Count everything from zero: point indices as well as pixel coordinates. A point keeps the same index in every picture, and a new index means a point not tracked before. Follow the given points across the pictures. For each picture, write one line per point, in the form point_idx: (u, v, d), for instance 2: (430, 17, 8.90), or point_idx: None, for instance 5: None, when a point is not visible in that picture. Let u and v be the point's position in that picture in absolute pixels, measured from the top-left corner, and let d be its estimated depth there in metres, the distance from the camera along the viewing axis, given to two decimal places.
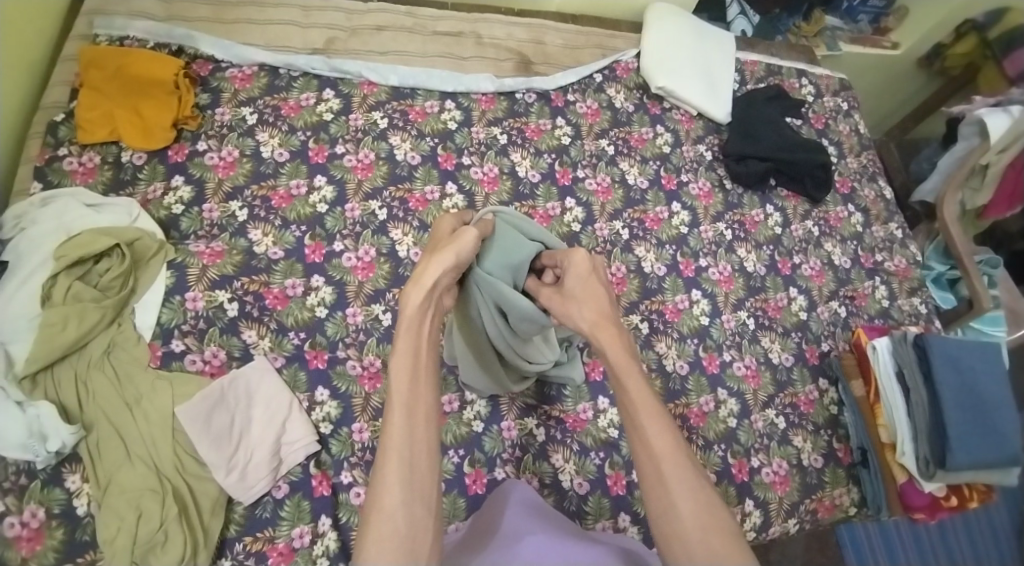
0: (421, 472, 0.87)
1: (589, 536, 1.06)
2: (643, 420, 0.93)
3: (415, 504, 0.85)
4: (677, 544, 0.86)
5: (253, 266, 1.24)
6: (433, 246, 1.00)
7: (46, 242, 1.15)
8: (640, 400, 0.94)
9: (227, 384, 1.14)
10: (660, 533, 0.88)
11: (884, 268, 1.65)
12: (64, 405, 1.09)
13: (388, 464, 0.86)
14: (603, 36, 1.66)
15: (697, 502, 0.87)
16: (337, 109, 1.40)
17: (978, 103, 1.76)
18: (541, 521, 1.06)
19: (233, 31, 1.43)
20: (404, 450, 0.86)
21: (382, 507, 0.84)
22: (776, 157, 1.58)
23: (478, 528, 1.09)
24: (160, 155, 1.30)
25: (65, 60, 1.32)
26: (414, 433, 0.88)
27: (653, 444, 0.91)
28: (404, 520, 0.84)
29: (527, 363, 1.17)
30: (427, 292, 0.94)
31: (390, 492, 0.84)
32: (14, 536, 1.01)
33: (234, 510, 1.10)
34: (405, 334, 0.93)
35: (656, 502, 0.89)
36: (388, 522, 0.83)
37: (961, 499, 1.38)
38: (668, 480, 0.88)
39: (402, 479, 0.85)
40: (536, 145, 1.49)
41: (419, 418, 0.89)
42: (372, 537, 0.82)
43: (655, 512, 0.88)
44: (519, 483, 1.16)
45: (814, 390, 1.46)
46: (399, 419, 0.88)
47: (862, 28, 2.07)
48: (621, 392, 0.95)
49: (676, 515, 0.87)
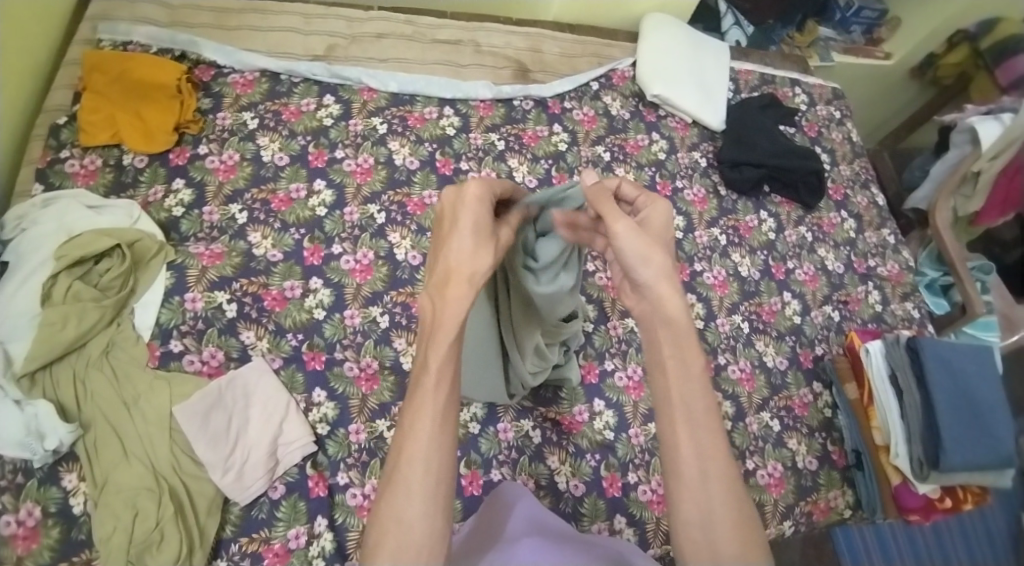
0: (445, 480, 0.78)
1: (586, 542, 1.05)
2: (694, 416, 0.84)
3: (436, 515, 0.76)
4: (707, 556, 0.80)
5: (252, 268, 1.25)
6: (474, 230, 0.86)
7: (47, 242, 1.16)
8: (695, 395, 0.84)
9: (225, 385, 1.15)
10: (691, 541, 0.81)
11: (877, 274, 1.66)
12: (62, 404, 1.10)
13: (411, 471, 0.77)
14: (599, 45, 1.69)
15: (740, 517, 0.80)
16: (336, 114, 1.42)
17: (969, 111, 1.78)
18: (539, 527, 1.05)
19: (234, 37, 1.45)
20: (430, 457, 0.77)
21: (400, 513, 0.76)
22: (769, 163, 1.61)
23: (474, 534, 1.08)
24: (161, 158, 1.31)
25: (69, 65, 1.34)
26: (443, 438, 0.79)
27: (702, 446, 0.82)
28: (423, 530, 0.76)
29: (530, 371, 1.18)
30: (471, 292, 0.84)
31: (410, 500, 0.76)
32: (10, 534, 1.01)
33: (231, 510, 1.11)
34: (441, 331, 0.82)
35: (693, 506, 0.81)
36: (407, 535, 0.75)
37: (955, 502, 1.38)
38: (713, 490, 0.80)
39: (426, 487, 0.77)
40: (533, 151, 1.51)
41: (448, 423, 0.80)
42: (388, 547, 0.75)
43: (688, 518, 0.81)
44: (525, 494, 1.15)
45: (809, 394, 1.47)
46: (426, 423, 0.79)
47: (855, 39, 2.11)
48: (675, 375, 0.85)
49: (715, 528, 0.80)
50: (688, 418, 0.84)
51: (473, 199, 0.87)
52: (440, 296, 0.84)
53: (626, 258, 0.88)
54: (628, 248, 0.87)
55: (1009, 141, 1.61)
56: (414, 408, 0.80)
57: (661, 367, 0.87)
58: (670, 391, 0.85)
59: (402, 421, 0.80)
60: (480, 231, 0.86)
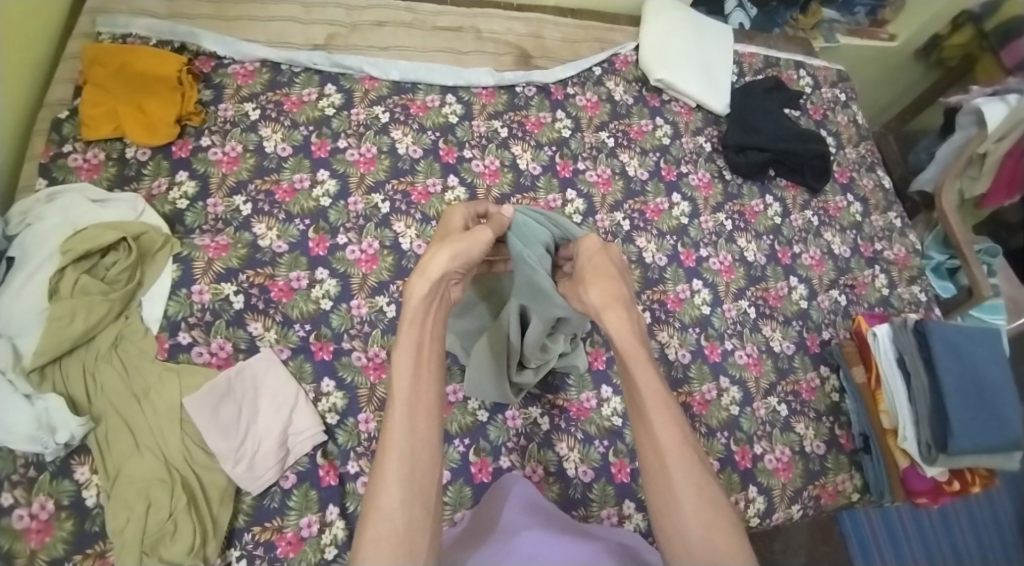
0: (420, 471, 0.87)
1: (585, 533, 1.07)
2: (653, 415, 0.94)
3: (414, 504, 0.85)
4: (677, 540, 0.88)
5: (258, 260, 1.25)
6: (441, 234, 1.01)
7: (52, 236, 1.16)
8: (650, 397, 0.95)
9: (234, 375, 1.15)
10: (661, 528, 0.89)
11: (884, 257, 1.66)
12: (72, 397, 1.10)
13: (387, 461, 0.86)
14: (601, 30, 1.68)
15: (702, 500, 0.89)
16: (338, 104, 1.41)
17: (975, 92, 1.76)
18: (540, 519, 1.07)
19: (234, 28, 1.44)
20: (405, 450, 0.87)
21: (380, 505, 0.84)
22: (776, 147, 1.59)
23: (476, 526, 1.09)
24: (164, 151, 1.31)
25: (69, 58, 1.33)
26: (417, 434, 0.89)
27: (661, 440, 0.92)
28: (402, 518, 0.84)
29: (532, 371, 1.21)
30: (427, 279, 0.94)
31: (389, 491, 0.85)
32: (23, 528, 1.01)
33: (242, 500, 1.11)
34: (409, 327, 0.94)
35: (659, 496, 0.90)
36: (387, 522, 0.83)
37: (963, 484, 1.39)
38: (674, 478, 0.90)
39: (402, 477, 0.86)
40: (536, 138, 1.50)
41: (421, 417, 0.90)
42: (370, 534, 0.83)
43: (657, 507, 0.90)
44: (518, 478, 1.16)
45: (816, 377, 1.47)
46: (400, 416, 0.89)
47: (858, 20, 2.08)
48: (630, 383, 0.97)
49: (680, 512, 0.88)
50: (648, 418, 0.94)
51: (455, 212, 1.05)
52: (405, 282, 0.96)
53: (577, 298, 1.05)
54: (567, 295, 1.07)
55: (1014, 125, 1.60)
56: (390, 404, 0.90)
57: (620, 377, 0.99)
58: (632, 395, 0.96)
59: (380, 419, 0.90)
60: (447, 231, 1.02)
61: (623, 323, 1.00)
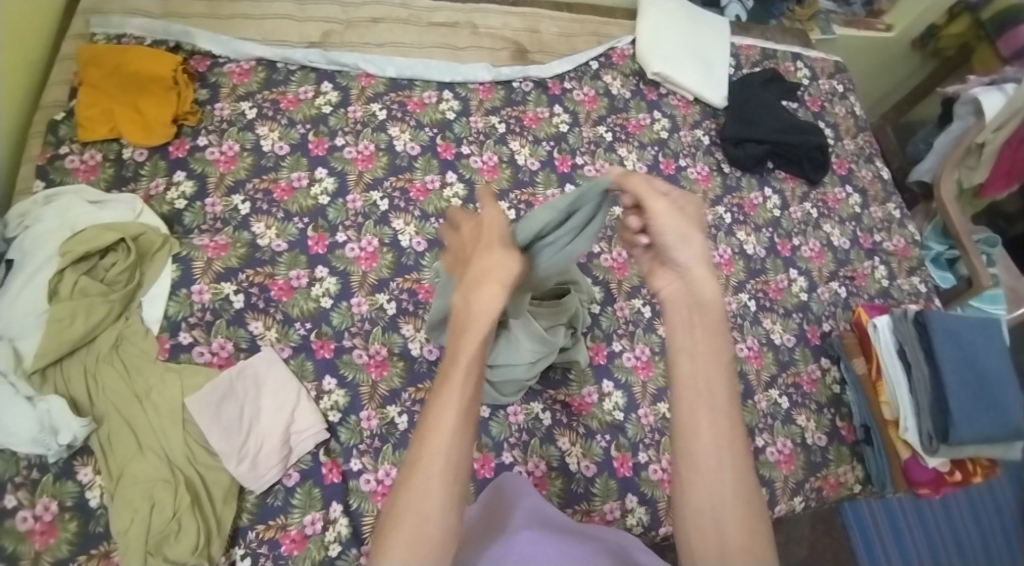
0: (461, 474, 0.84)
1: (583, 534, 1.05)
2: (707, 402, 0.89)
3: (451, 509, 0.82)
4: (711, 539, 0.84)
5: (258, 259, 1.25)
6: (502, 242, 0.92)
7: (50, 238, 1.16)
8: (715, 383, 0.90)
9: (235, 375, 1.15)
10: (696, 527, 0.85)
11: (883, 248, 1.66)
12: (74, 399, 1.10)
13: (431, 465, 0.83)
14: (598, 24, 1.68)
15: (747, 508, 0.85)
16: (335, 102, 1.41)
17: (972, 82, 1.76)
18: (543, 521, 1.05)
19: (230, 26, 1.43)
20: (450, 452, 0.83)
21: (416, 504, 0.81)
22: (773, 139, 1.59)
23: (484, 520, 1.07)
24: (161, 151, 1.30)
25: (64, 60, 1.33)
26: (462, 432, 0.85)
27: (712, 431, 0.87)
28: (437, 522, 0.81)
29: (527, 363, 1.17)
30: (503, 294, 0.88)
31: (429, 492, 0.82)
32: (27, 530, 1.01)
33: (246, 499, 1.11)
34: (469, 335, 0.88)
35: (705, 493, 0.85)
36: (423, 522, 0.81)
37: (965, 474, 1.39)
38: (724, 478, 0.85)
39: (444, 479, 0.83)
40: (534, 133, 1.49)
41: (467, 419, 0.86)
42: (402, 538, 0.80)
43: (698, 504, 0.85)
44: (520, 478, 1.15)
45: (816, 369, 1.47)
46: (450, 420, 0.85)
47: (855, 11, 2.08)
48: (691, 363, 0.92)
49: (722, 514, 0.84)
50: (709, 404, 0.89)
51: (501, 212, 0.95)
52: (475, 291, 0.89)
53: (665, 237, 0.94)
54: (668, 234, 0.94)
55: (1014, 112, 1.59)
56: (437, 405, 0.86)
57: (681, 353, 0.93)
58: (694, 376, 0.90)
59: (424, 420, 0.86)
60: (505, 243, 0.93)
61: (704, 287, 0.94)
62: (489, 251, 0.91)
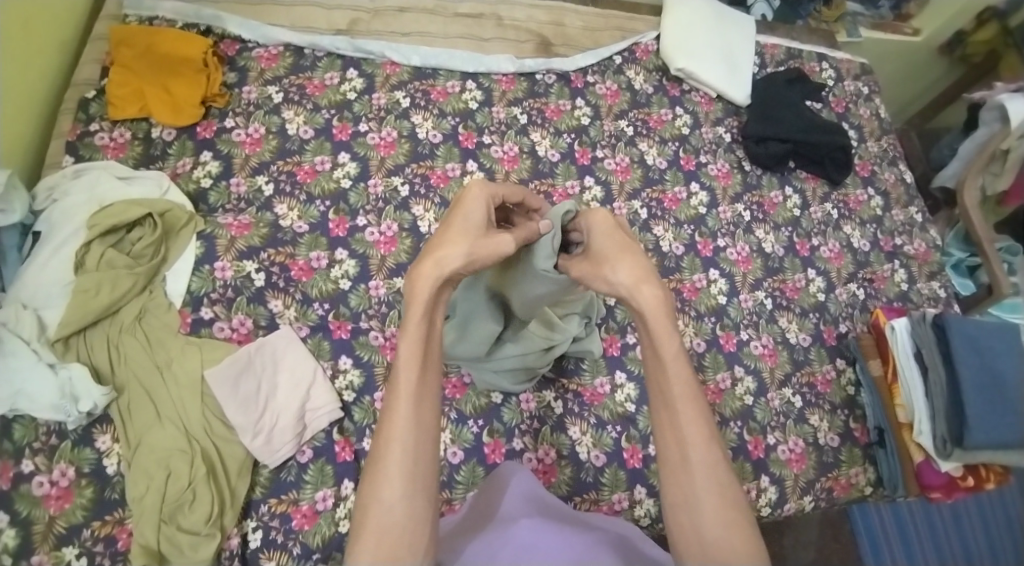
0: (424, 462, 0.81)
1: (581, 522, 1.05)
2: (677, 400, 0.88)
3: (414, 496, 0.79)
4: (691, 536, 0.84)
5: (280, 239, 1.27)
6: (462, 229, 0.90)
7: (79, 211, 1.19)
8: (679, 384, 0.89)
9: (254, 350, 1.17)
10: (676, 526, 0.85)
11: (904, 252, 1.64)
12: (96, 367, 1.12)
13: (390, 453, 0.80)
14: (623, 19, 1.69)
15: (722, 498, 0.84)
16: (360, 88, 1.43)
17: (998, 89, 1.73)
18: (539, 509, 1.05)
19: (260, 13, 1.46)
20: (408, 441, 0.81)
21: (380, 496, 0.79)
22: (796, 139, 1.59)
23: (475, 514, 1.07)
24: (188, 132, 1.33)
25: (96, 39, 1.36)
26: (422, 419, 0.83)
27: (684, 429, 0.87)
28: (402, 512, 0.78)
29: (540, 350, 1.18)
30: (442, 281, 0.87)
31: (391, 482, 0.79)
32: (43, 495, 1.04)
33: (260, 473, 1.13)
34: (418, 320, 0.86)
35: (675, 488, 0.85)
36: (387, 513, 0.78)
37: (978, 481, 1.38)
38: (694, 473, 0.85)
39: (403, 469, 0.79)
40: (556, 125, 1.50)
41: (426, 407, 0.84)
42: (368, 531, 0.77)
43: (673, 498, 0.86)
44: (520, 467, 1.14)
45: (831, 370, 1.46)
46: (405, 408, 0.82)
47: (882, 14, 2.07)
48: (661, 370, 0.90)
49: (697, 506, 0.84)
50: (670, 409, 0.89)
51: (474, 198, 0.93)
52: (415, 278, 0.88)
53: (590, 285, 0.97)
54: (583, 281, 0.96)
55: None
56: (394, 393, 0.83)
57: (647, 359, 0.92)
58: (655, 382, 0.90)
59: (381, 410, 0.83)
60: (467, 228, 0.90)
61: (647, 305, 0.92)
62: (447, 234, 0.89)
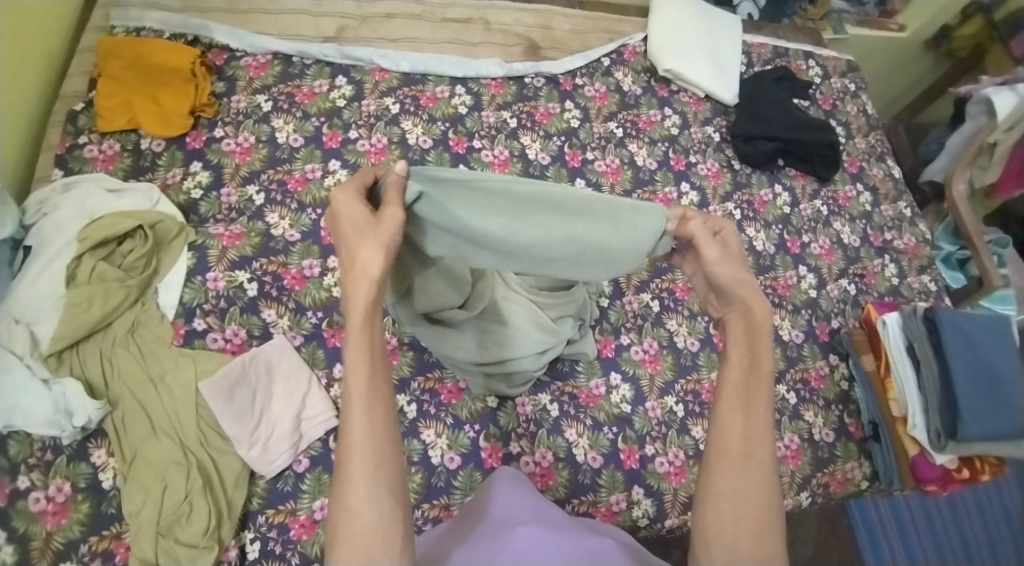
0: (387, 464, 0.80)
1: (577, 523, 1.05)
2: (753, 402, 0.88)
3: (382, 496, 0.78)
4: (727, 530, 0.84)
5: (271, 248, 1.27)
6: (364, 230, 0.82)
7: (69, 225, 1.19)
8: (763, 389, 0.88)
9: (248, 361, 1.16)
10: (716, 518, 0.85)
11: (893, 247, 1.66)
12: (90, 381, 1.12)
13: (354, 463, 0.78)
14: (610, 21, 1.69)
15: (764, 506, 0.84)
16: (349, 95, 1.43)
17: (984, 83, 1.74)
18: (536, 511, 1.03)
19: (247, 21, 1.46)
20: (368, 446, 0.79)
21: (348, 503, 0.78)
22: (784, 137, 1.60)
23: (470, 518, 1.06)
24: (178, 142, 1.33)
25: (83, 51, 1.36)
26: (378, 419, 0.80)
27: (754, 430, 0.87)
28: (371, 516, 0.78)
29: (534, 354, 1.19)
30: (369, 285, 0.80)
31: (357, 489, 0.78)
32: (39, 511, 1.03)
33: (257, 483, 1.13)
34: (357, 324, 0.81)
35: (728, 480, 0.85)
36: (358, 519, 0.77)
37: (973, 472, 1.39)
38: (750, 475, 0.85)
39: (369, 475, 0.78)
40: (545, 128, 1.51)
41: (380, 406, 0.81)
42: (341, 538, 0.77)
43: (719, 490, 0.85)
44: (511, 470, 1.14)
45: (825, 366, 1.47)
46: (358, 415, 0.79)
47: (868, 10, 2.08)
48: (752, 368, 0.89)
49: (741, 503, 0.84)
50: (746, 406, 0.88)
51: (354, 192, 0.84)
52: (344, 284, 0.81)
53: (716, 268, 0.89)
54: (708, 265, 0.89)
55: None
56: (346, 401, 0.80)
57: (737, 353, 0.90)
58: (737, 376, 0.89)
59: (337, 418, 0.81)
60: (361, 230, 0.82)
61: (755, 308, 0.90)
62: (355, 237, 0.82)
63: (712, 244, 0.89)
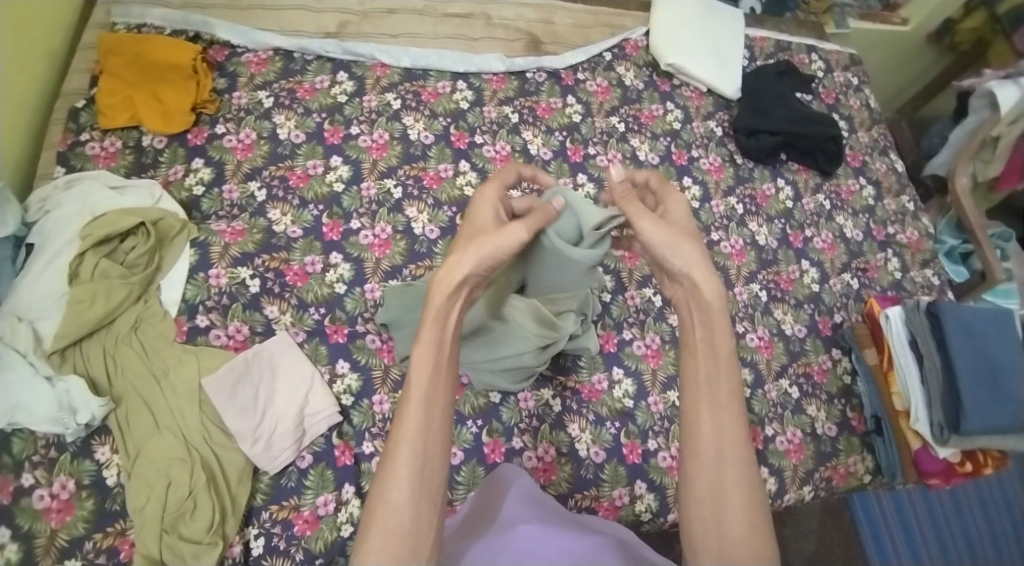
0: (433, 466, 0.81)
1: (578, 522, 1.05)
2: (717, 395, 0.87)
3: (422, 501, 0.80)
4: (712, 527, 0.84)
5: (273, 244, 1.27)
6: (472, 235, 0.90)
7: (72, 222, 1.19)
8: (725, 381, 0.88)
9: (251, 357, 1.17)
10: (698, 517, 0.85)
11: (896, 241, 1.65)
12: (93, 378, 1.12)
13: (400, 458, 0.80)
14: (611, 15, 1.69)
15: (747, 501, 0.83)
16: (350, 91, 1.42)
17: (988, 76, 1.74)
18: (540, 510, 1.03)
19: (248, 17, 1.46)
20: (416, 447, 0.81)
21: (388, 498, 0.79)
22: (787, 131, 1.59)
23: (475, 517, 1.06)
24: (179, 139, 1.33)
25: (85, 48, 1.36)
26: (433, 424, 0.82)
27: (721, 423, 0.86)
28: (409, 516, 0.79)
29: (535, 350, 1.18)
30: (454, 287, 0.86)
31: (400, 485, 0.79)
32: (44, 508, 1.04)
33: (260, 479, 1.13)
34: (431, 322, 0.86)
35: (702, 480, 0.85)
36: (395, 516, 0.79)
37: (975, 466, 1.39)
38: (725, 470, 0.84)
39: (414, 476, 0.80)
40: (547, 123, 1.50)
41: (436, 409, 0.83)
42: (375, 532, 0.78)
43: (698, 493, 0.85)
44: (519, 470, 1.14)
45: (827, 360, 1.47)
46: (415, 413, 0.82)
47: (871, 4, 2.07)
48: (712, 359, 0.89)
49: (723, 501, 0.84)
50: (712, 401, 0.87)
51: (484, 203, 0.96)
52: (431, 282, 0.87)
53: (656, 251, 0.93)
54: (656, 240, 0.93)
55: None
56: (405, 398, 0.83)
57: (698, 346, 0.90)
58: (696, 371, 0.89)
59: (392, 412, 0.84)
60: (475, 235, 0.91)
61: (704, 288, 0.91)
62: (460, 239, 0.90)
63: (654, 220, 0.94)
